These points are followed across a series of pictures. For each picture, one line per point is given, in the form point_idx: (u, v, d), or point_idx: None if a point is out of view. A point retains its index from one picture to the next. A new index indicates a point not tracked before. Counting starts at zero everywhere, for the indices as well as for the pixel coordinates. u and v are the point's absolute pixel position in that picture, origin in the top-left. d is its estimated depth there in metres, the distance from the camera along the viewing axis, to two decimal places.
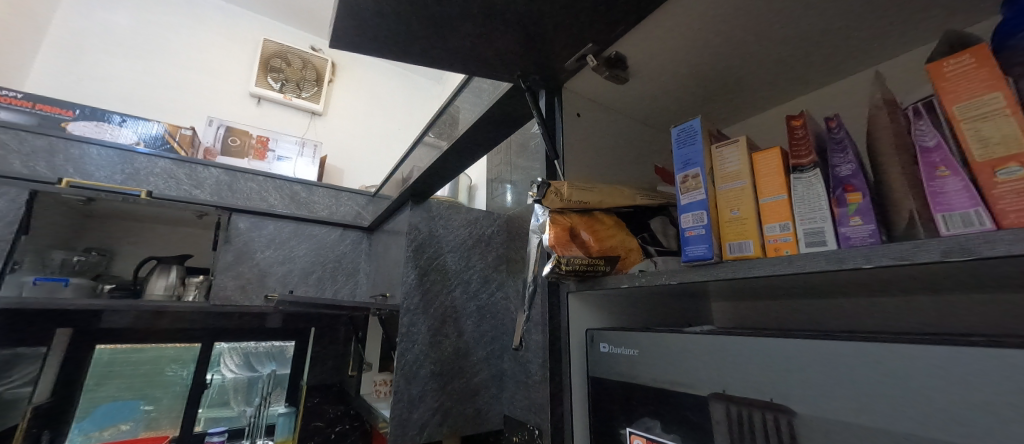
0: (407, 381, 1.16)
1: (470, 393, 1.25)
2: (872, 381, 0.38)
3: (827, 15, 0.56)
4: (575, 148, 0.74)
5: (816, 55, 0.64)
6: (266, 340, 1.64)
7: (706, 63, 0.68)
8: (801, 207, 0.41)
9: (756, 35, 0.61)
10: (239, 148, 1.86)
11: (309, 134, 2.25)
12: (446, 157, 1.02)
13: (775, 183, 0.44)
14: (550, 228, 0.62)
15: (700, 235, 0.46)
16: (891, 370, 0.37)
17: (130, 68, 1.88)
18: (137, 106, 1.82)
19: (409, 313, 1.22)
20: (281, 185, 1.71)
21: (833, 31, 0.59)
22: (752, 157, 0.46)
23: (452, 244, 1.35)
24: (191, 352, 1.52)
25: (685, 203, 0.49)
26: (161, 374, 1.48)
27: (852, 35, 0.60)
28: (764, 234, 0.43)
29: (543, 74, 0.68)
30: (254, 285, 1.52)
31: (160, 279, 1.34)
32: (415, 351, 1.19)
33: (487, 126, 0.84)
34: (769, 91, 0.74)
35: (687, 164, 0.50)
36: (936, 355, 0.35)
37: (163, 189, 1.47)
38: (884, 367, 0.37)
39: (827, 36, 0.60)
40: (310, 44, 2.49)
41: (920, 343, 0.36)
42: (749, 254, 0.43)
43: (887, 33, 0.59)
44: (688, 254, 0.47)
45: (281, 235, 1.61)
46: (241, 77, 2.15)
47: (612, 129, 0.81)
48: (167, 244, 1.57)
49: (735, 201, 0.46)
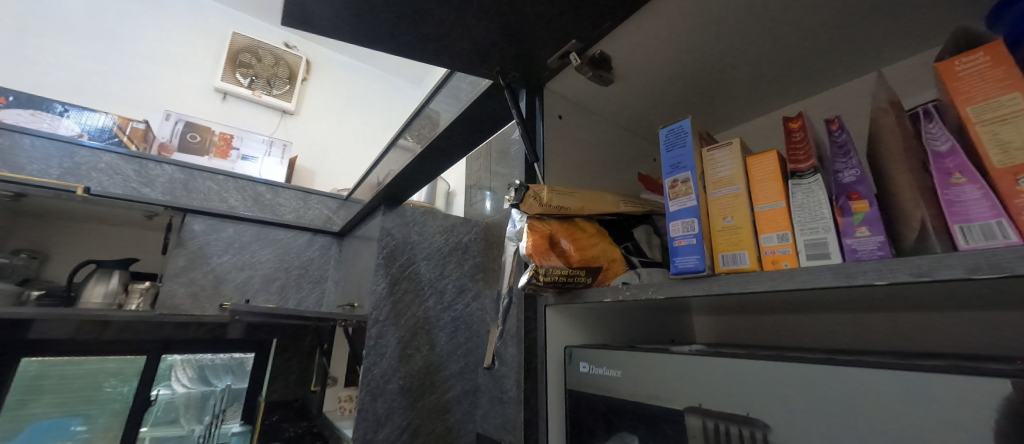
0: (373, 399, 1.08)
1: (442, 410, 1.16)
2: (889, 413, 0.33)
3: (816, 23, 0.55)
4: (556, 152, 0.71)
5: (804, 65, 0.63)
6: (223, 351, 1.53)
7: (693, 70, 0.66)
8: (801, 216, 0.37)
9: (744, 43, 0.60)
10: (199, 145, 1.74)
11: (278, 133, 2.14)
12: (421, 159, 0.97)
13: (772, 189, 0.40)
14: (528, 236, 0.58)
15: (691, 245, 0.42)
16: (912, 400, 0.33)
17: (78, 53, 1.73)
18: (82, 95, 1.67)
19: (377, 325, 1.14)
20: (244, 186, 1.61)
21: (821, 39, 0.58)
22: (746, 161, 0.42)
23: (426, 252, 1.29)
24: (134, 365, 1.38)
25: (673, 210, 0.45)
26: (97, 390, 1.33)
27: (839, 45, 0.59)
28: (760, 245, 0.39)
29: (524, 71, 0.65)
30: (208, 292, 1.41)
31: (99, 285, 1.22)
32: (383, 366, 1.12)
33: (464, 126, 0.80)
34: (754, 99, 0.73)
35: (676, 167, 0.46)
36: (964, 384, 0.31)
37: (106, 186, 1.34)
38: (905, 398, 0.33)
39: (815, 45, 0.59)
40: (285, 41, 2.38)
41: (948, 371, 0.32)
42: (744, 267, 0.39)
43: (875, 44, 0.58)
44: (676, 265, 0.43)
45: (242, 239, 1.51)
46: (207, 72, 2.03)
47: (594, 134, 0.78)
48: (108, 247, 1.43)
49: (729, 208, 0.42)
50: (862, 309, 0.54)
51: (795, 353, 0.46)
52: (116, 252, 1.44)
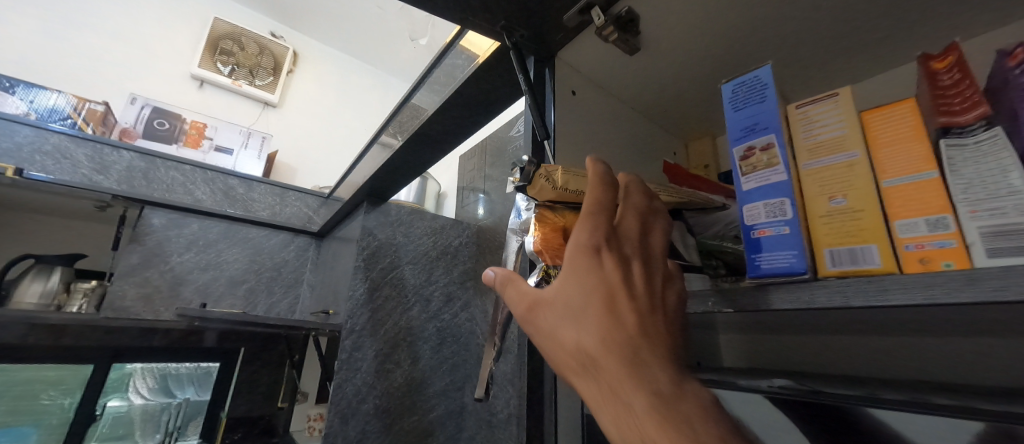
0: (343, 421, 0.91)
1: (422, 435, 1.03)
2: None
3: None
4: (570, 133, 0.57)
5: (893, 55, 0.50)
6: (190, 360, 1.34)
7: (745, 47, 0.53)
8: (970, 191, 0.25)
9: (821, 18, 0.47)
10: (167, 133, 1.59)
11: (258, 125, 1.99)
12: (409, 147, 0.83)
13: (911, 153, 0.27)
14: (535, 227, 0.44)
15: (782, 237, 0.29)
16: None
17: (38, 29, 1.58)
18: (37, 74, 1.50)
19: (353, 336, 0.98)
20: (213, 178, 1.45)
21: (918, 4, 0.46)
22: (863, 117, 0.29)
23: (412, 255, 1.15)
24: (80, 374, 1.19)
25: (749, 188, 0.32)
26: (32, 401, 1.13)
27: (948, 28, 0.45)
28: (897, 237, 0.26)
29: (535, 30, 0.52)
30: (163, 295, 1.25)
31: (35, 283, 1.05)
32: (357, 382, 0.95)
33: (460, 103, 0.67)
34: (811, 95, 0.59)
35: (750, 131, 0.33)
36: None
37: (51, 171, 1.19)
38: None
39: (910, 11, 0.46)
40: (271, 29, 2.22)
41: None
42: (872, 268, 0.26)
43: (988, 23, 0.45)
44: (757, 265, 0.31)
45: (207, 236, 1.34)
46: (183, 58, 1.89)
47: (616, 118, 0.64)
48: (54, 239, 1.26)
49: (838, 183, 0.29)
50: (975, 348, 0.40)
51: (917, 398, 0.33)
52: (62, 246, 1.27)
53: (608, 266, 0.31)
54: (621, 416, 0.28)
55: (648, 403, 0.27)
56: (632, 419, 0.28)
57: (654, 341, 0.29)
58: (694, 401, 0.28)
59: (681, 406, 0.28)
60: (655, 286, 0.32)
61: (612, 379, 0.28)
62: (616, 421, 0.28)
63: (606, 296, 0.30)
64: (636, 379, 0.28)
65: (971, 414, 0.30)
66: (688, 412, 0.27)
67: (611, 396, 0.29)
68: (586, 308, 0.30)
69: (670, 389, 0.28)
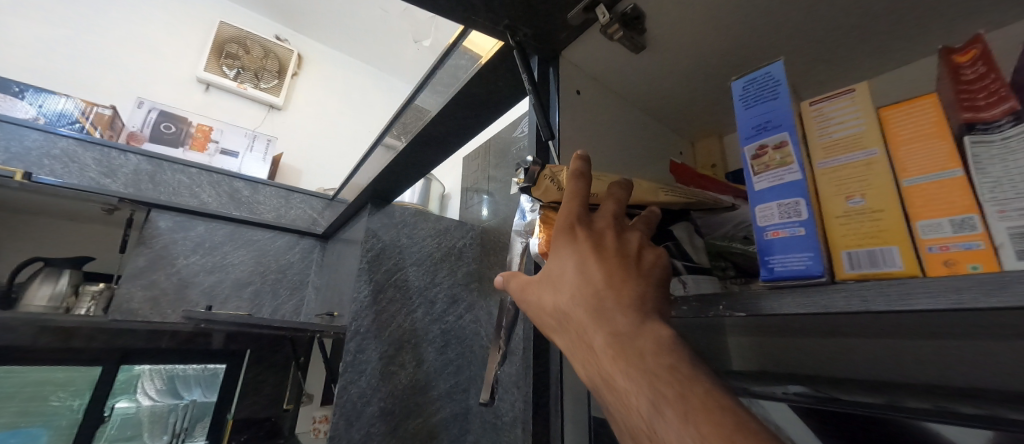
0: (348, 423, 0.91)
1: (427, 438, 1.02)
2: None
3: None
4: (575, 133, 0.56)
5: (908, 50, 0.48)
6: (197, 361, 1.34)
7: (755, 43, 0.51)
8: (999, 190, 0.24)
9: (834, 13, 0.45)
10: (174, 136, 1.59)
11: (263, 128, 2.00)
12: (412, 148, 0.83)
13: (932, 150, 0.26)
14: (541, 229, 0.44)
15: (797, 239, 0.28)
16: None
17: (47, 34, 1.60)
18: (46, 79, 1.52)
19: (357, 338, 0.97)
20: (219, 181, 1.46)
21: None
22: (881, 114, 0.28)
23: (416, 257, 1.14)
24: (88, 376, 1.19)
25: (761, 188, 0.31)
26: (41, 403, 1.13)
27: (966, 22, 0.43)
28: (920, 238, 0.25)
29: (539, 29, 0.51)
30: (170, 297, 1.25)
31: (44, 286, 1.05)
32: (362, 385, 0.95)
33: (464, 104, 0.66)
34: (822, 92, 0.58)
35: (762, 129, 0.32)
36: None
37: (59, 175, 1.19)
38: None
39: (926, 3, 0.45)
40: (276, 33, 2.23)
41: None
42: (894, 271, 0.25)
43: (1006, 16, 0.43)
44: (771, 267, 0.30)
45: (213, 239, 1.35)
46: (190, 61, 1.90)
47: (622, 117, 0.63)
48: (62, 243, 1.27)
49: (856, 182, 0.28)
50: (999, 353, 0.38)
51: (942, 407, 0.32)
52: (70, 248, 1.28)
53: (574, 236, 0.33)
54: (587, 358, 0.30)
55: (605, 343, 0.29)
56: (594, 359, 0.30)
57: (617, 289, 0.30)
58: (654, 339, 0.28)
59: (637, 343, 0.28)
60: (628, 246, 0.32)
61: (577, 327, 0.31)
62: (588, 367, 0.30)
63: (575, 260, 0.32)
64: (595, 322, 0.30)
65: (999, 424, 0.28)
66: (644, 348, 0.28)
67: (579, 340, 0.31)
68: (556, 271, 0.33)
69: (630, 331, 0.28)
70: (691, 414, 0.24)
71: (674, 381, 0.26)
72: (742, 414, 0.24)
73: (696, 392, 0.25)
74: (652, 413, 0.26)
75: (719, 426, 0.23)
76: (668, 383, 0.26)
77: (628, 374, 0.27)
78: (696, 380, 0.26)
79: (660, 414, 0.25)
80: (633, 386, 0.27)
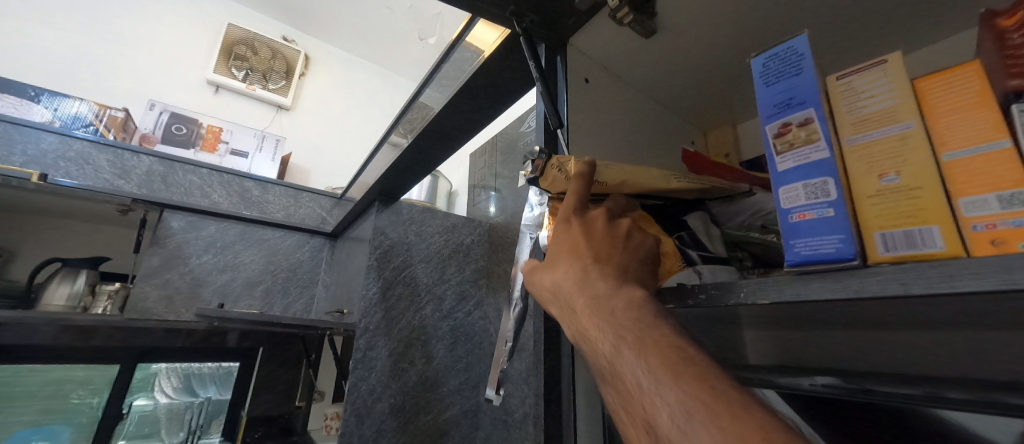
0: (359, 420, 0.91)
1: (437, 434, 1.01)
2: None
3: None
4: (586, 122, 0.54)
5: (938, 26, 0.46)
6: (212, 360, 1.36)
7: (772, 24, 0.49)
8: None
9: None
10: (185, 138, 1.61)
11: (272, 128, 2.01)
12: (419, 143, 0.82)
13: (973, 123, 0.24)
14: (550, 220, 0.43)
15: (823, 221, 0.27)
16: None
17: (60, 40, 1.62)
18: (60, 83, 1.54)
19: (366, 335, 0.97)
20: (229, 181, 1.47)
21: None
22: (916, 86, 0.26)
23: (424, 254, 1.14)
24: (106, 374, 1.21)
25: (785, 169, 0.29)
26: (62, 401, 1.15)
27: None
28: (964, 217, 0.23)
29: (546, 15, 0.50)
30: (184, 296, 1.26)
31: (63, 286, 1.06)
32: (372, 382, 0.94)
33: (470, 97, 0.65)
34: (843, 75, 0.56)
35: (786, 107, 0.30)
36: None
37: (75, 177, 1.21)
38: None
39: None
40: (282, 34, 2.24)
41: None
42: (936, 252, 0.23)
43: None
44: (797, 251, 0.28)
45: (224, 238, 1.36)
46: (199, 64, 1.92)
47: (633, 106, 0.62)
48: (79, 244, 1.29)
49: (888, 158, 0.26)
50: None
51: (989, 400, 0.30)
52: (87, 249, 1.30)
53: (571, 226, 0.37)
54: (570, 318, 0.33)
55: (583, 302, 0.32)
56: (575, 318, 0.32)
57: (602, 264, 0.33)
58: (626, 297, 0.30)
59: (609, 301, 0.30)
60: (617, 232, 0.35)
61: (563, 291, 0.34)
62: (571, 327, 0.33)
63: (569, 238, 0.36)
64: (578, 285, 0.33)
65: None
66: (616, 304, 0.30)
67: (564, 304, 0.34)
68: (552, 253, 0.36)
69: (605, 291, 0.31)
70: (645, 352, 0.27)
71: (636, 327, 0.28)
72: (693, 353, 0.26)
73: (653, 335, 0.27)
74: (615, 353, 0.28)
75: (667, 361, 0.26)
76: (630, 329, 0.28)
77: (598, 324, 0.30)
78: (656, 326, 0.28)
79: (620, 354, 0.28)
80: (603, 335, 0.30)
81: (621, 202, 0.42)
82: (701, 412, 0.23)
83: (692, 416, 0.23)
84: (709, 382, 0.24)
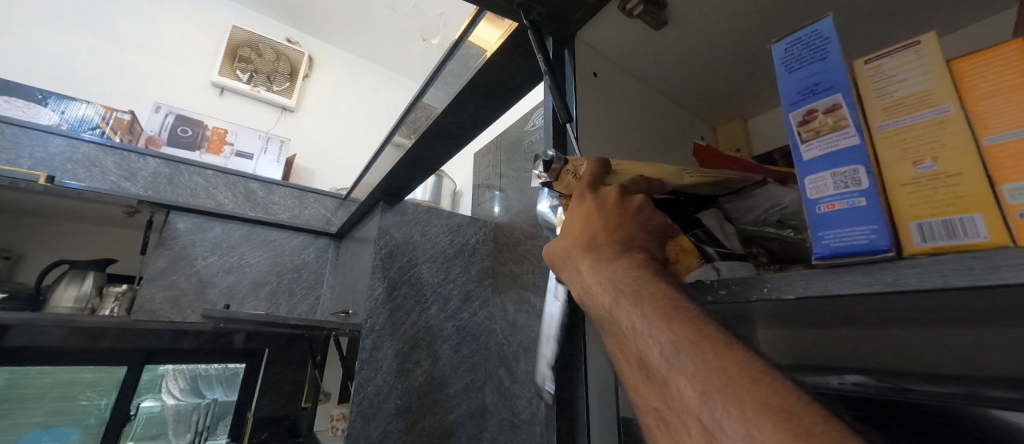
0: (366, 421, 0.90)
1: (444, 435, 1.00)
2: None
3: None
4: (594, 117, 0.53)
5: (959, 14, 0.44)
6: (219, 361, 1.35)
7: (787, 14, 0.48)
8: None
9: None
10: (190, 139, 1.62)
11: (276, 130, 2.02)
12: (423, 141, 0.81)
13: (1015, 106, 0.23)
14: None
15: (853, 209, 0.26)
16: None
17: (67, 43, 1.63)
18: (67, 87, 1.56)
19: (372, 335, 0.96)
20: (234, 182, 1.47)
21: None
22: (953, 68, 0.25)
23: (429, 253, 1.13)
24: (113, 376, 1.21)
25: (811, 157, 0.28)
26: (70, 402, 1.16)
27: None
28: (1011, 205, 0.22)
29: (554, 7, 0.49)
30: (190, 298, 1.26)
31: (71, 288, 1.07)
32: (378, 383, 0.94)
33: (476, 93, 0.63)
34: None
35: (811, 94, 0.29)
36: None
37: (81, 179, 1.21)
38: None
39: None
40: (286, 36, 2.25)
41: None
42: (980, 241, 0.22)
43: None
44: (826, 243, 0.27)
45: (230, 239, 1.35)
46: (203, 66, 1.93)
47: (642, 101, 0.60)
48: (86, 245, 1.30)
49: (924, 144, 0.25)
50: None
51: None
52: (94, 251, 1.30)
53: (585, 200, 0.37)
54: (574, 279, 0.34)
55: (588, 263, 0.33)
56: (579, 277, 0.34)
57: (609, 233, 0.34)
58: (629, 259, 0.31)
59: (612, 263, 0.32)
60: (629, 205, 0.36)
61: (571, 256, 0.35)
62: (576, 288, 0.34)
63: (580, 209, 0.37)
64: (584, 250, 0.34)
65: None
66: (618, 264, 0.31)
67: (570, 269, 0.35)
68: (564, 224, 0.37)
69: (609, 254, 0.33)
70: (641, 301, 0.28)
71: (635, 281, 0.29)
72: (686, 304, 0.27)
73: (651, 287, 0.28)
74: (613, 304, 0.29)
75: (661, 308, 0.27)
76: (628, 283, 0.29)
77: (600, 280, 0.31)
78: (653, 281, 0.29)
79: (618, 303, 0.29)
80: (604, 289, 0.31)
81: (641, 183, 0.40)
82: (688, 347, 0.24)
83: (680, 350, 0.24)
84: (698, 324, 0.25)
